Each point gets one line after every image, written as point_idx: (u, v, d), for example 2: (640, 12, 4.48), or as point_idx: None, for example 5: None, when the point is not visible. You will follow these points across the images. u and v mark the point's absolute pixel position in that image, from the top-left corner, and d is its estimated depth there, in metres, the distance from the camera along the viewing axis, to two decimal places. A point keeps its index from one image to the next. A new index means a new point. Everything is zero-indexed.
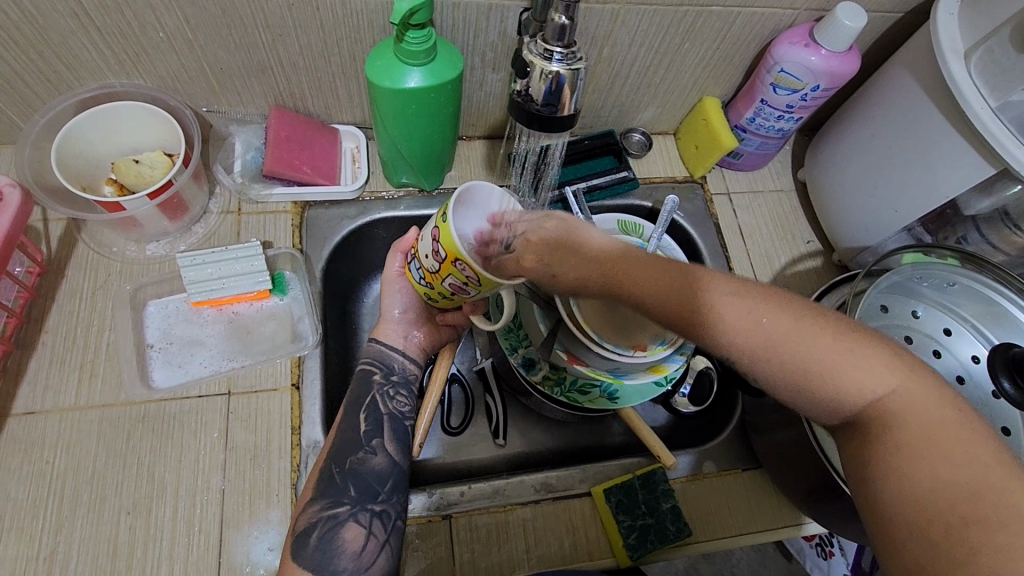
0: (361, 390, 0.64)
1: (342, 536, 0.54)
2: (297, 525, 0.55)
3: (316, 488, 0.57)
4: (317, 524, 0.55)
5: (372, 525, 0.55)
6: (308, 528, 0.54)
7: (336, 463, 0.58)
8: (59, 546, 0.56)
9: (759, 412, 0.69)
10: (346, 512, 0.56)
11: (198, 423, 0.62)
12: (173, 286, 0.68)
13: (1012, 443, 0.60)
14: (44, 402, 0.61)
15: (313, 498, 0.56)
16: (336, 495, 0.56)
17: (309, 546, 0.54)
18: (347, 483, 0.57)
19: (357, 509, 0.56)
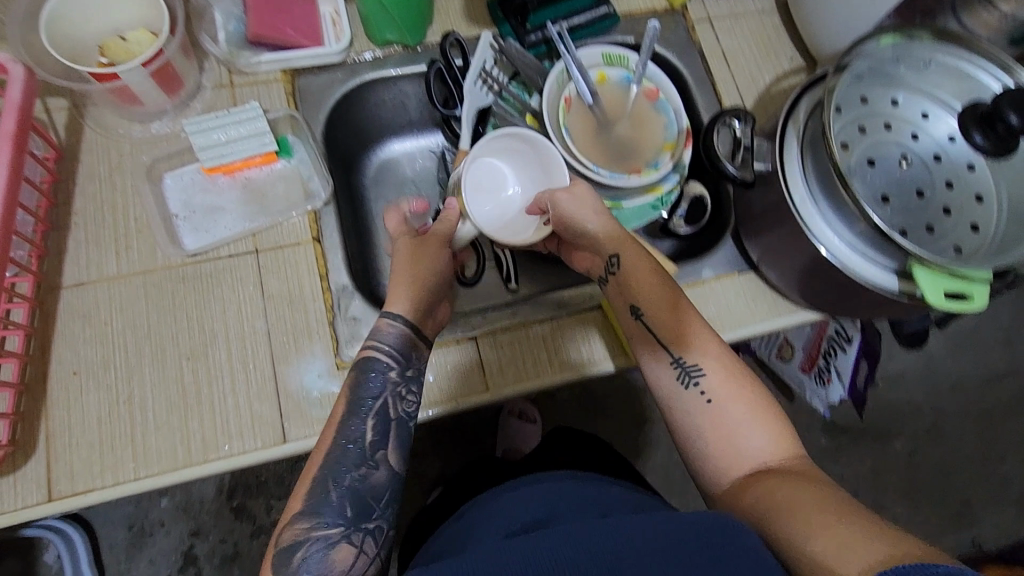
0: (362, 389, 0.58)
1: (332, 557, 0.51)
2: (281, 538, 0.52)
3: (305, 503, 0.53)
4: (304, 544, 0.51)
5: (363, 545, 0.53)
6: (293, 545, 0.51)
7: (331, 481, 0.54)
8: (134, 390, 0.63)
9: (747, 216, 0.74)
10: (339, 534, 0.52)
11: (234, 278, 0.67)
12: (184, 158, 0.71)
13: (984, 207, 0.66)
14: (90, 274, 0.65)
15: (299, 512, 0.53)
16: (330, 513, 0.53)
17: (292, 566, 0.50)
18: (342, 501, 0.54)
19: (351, 529, 0.53)
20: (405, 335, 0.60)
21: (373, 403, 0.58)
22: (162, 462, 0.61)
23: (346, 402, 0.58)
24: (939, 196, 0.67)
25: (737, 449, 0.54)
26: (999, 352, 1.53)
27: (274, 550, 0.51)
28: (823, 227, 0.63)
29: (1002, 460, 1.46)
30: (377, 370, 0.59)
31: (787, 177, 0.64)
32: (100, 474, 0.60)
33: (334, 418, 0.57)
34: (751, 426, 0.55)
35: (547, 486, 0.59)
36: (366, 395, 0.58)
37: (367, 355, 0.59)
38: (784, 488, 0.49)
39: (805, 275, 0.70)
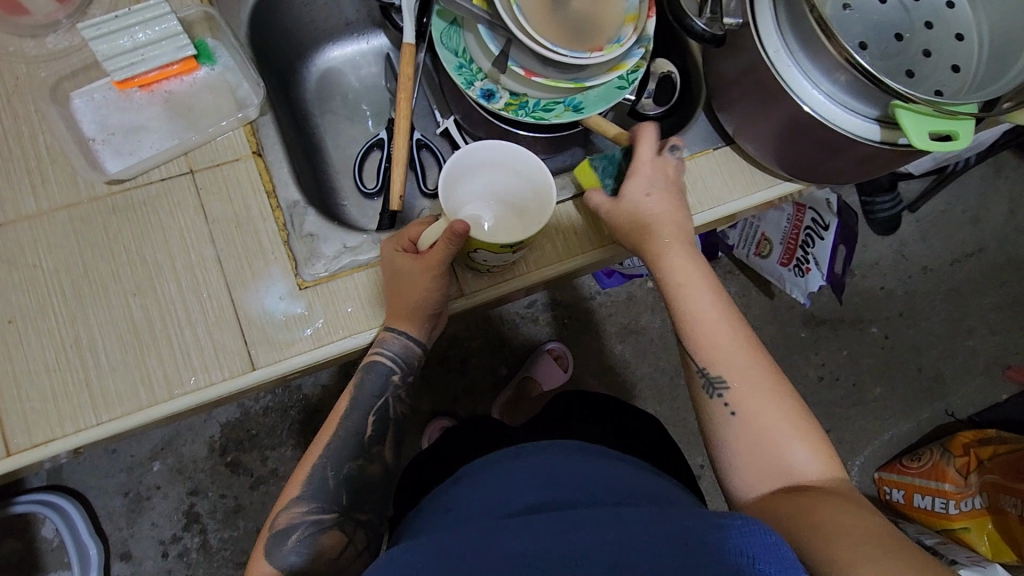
0: (369, 384, 0.60)
1: (321, 540, 0.54)
2: (276, 523, 0.55)
3: (301, 490, 0.56)
4: (297, 527, 0.54)
5: (354, 534, 0.56)
6: (286, 529, 0.54)
7: (330, 467, 0.57)
8: (81, 334, 0.58)
9: (719, 84, 0.69)
10: (331, 519, 0.55)
11: (171, 203, 0.61)
12: (92, 74, 0.63)
13: (965, 46, 0.62)
14: (6, 214, 0.59)
15: (297, 498, 0.55)
16: (325, 501, 0.56)
17: (286, 547, 0.54)
18: (338, 489, 0.56)
19: (343, 517, 0.56)
20: (406, 343, 0.60)
21: (374, 399, 0.60)
22: (124, 404, 0.57)
23: (347, 398, 0.60)
24: (919, 38, 0.63)
25: (772, 455, 0.52)
26: (970, 230, 1.55)
27: (269, 534, 0.55)
28: (801, 79, 0.59)
29: (976, 334, 1.49)
30: (378, 371, 0.60)
31: (759, 27, 0.59)
32: (58, 423, 0.56)
33: (336, 411, 0.60)
34: (794, 437, 0.52)
35: (549, 459, 0.58)
36: (370, 393, 0.60)
37: (370, 359, 0.60)
38: (821, 510, 0.46)
39: (783, 140, 0.66)
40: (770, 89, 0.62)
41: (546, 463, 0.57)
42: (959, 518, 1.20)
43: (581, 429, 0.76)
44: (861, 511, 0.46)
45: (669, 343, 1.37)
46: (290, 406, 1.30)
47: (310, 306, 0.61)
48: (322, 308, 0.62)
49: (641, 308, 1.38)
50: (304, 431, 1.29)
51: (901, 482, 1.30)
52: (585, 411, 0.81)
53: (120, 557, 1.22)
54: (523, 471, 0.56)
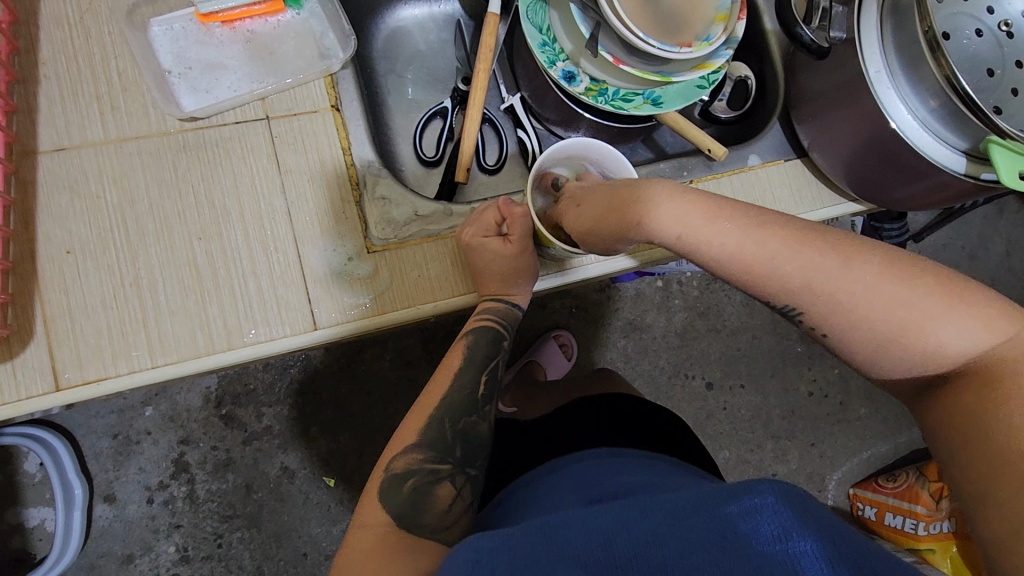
0: (475, 348, 0.63)
1: (437, 492, 0.54)
2: (391, 468, 0.55)
3: (420, 437, 0.57)
4: (415, 472, 0.55)
5: (463, 488, 0.56)
6: (404, 473, 0.55)
7: (448, 420, 0.59)
8: (141, 272, 0.56)
9: (804, 96, 0.69)
10: (446, 471, 0.56)
11: (245, 148, 0.59)
12: (171, 4, 0.60)
13: None
14: (71, 138, 0.56)
15: (413, 445, 0.57)
16: (443, 452, 0.57)
17: (401, 493, 0.54)
18: (453, 442, 0.58)
19: (456, 471, 0.57)
20: (515, 307, 0.64)
21: (486, 360, 0.63)
22: (180, 349, 0.56)
23: (459, 358, 0.62)
24: (1010, 76, 0.63)
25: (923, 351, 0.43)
26: (968, 266, 1.57)
27: (384, 477, 0.55)
28: (895, 100, 0.59)
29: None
30: (489, 334, 0.63)
31: (863, 43, 0.59)
32: (111, 361, 0.54)
33: (448, 372, 0.62)
34: (933, 316, 0.43)
35: (591, 466, 0.60)
36: (480, 355, 0.63)
37: (479, 324, 0.63)
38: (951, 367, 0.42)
39: (861, 161, 0.66)
40: (860, 110, 0.62)
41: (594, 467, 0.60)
42: (925, 539, 1.20)
43: (625, 426, 0.76)
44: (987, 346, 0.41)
45: (672, 343, 1.37)
46: (291, 365, 1.22)
47: (377, 271, 0.60)
48: (389, 275, 0.60)
49: (648, 306, 1.37)
50: (304, 393, 1.22)
51: (874, 500, 1.32)
52: (627, 413, 0.79)
53: (104, 499, 1.15)
54: (572, 476, 0.59)
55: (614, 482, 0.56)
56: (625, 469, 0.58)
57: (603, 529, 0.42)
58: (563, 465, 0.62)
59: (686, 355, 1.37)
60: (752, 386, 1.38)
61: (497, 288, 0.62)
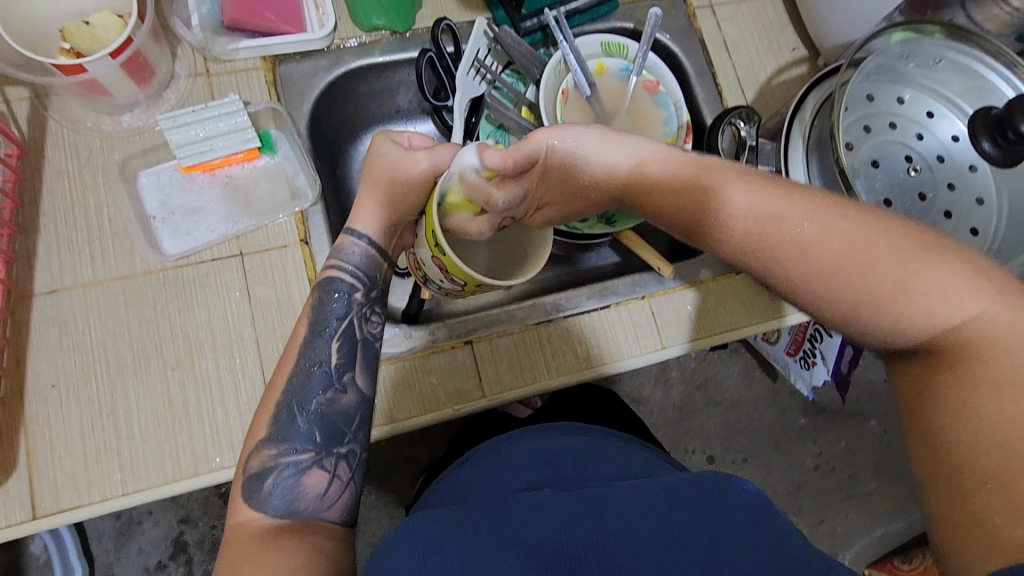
0: (321, 316, 0.58)
1: (304, 482, 0.52)
2: (250, 467, 0.52)
3: (270, 430, 0.54)
4: (273, 471, 0.52)
5: (335, 469, 0.54)
6: (262, 471, 0.52)
7: (296, 400, 0.55)
8: (118, 403, 0.60)
9: None
10: (310, 459, 0.53)
11: (219, 283, 0.64)
12: (160, 155, 0.67)
13: (984, 211, 0.64)
14: (63, 280, 0.62)
15: (266, 438, 0.53)
16: (302, 439, 0.54)
17: (264, 490, 0.51)
18: (312, 428, 0.54)
19: (323, 454, 0.54)
20: (366, 253, 0.61)
21: (337, 325, 0.58)
22: (150, 475, 0.59)
23: (307, 326, 0.58)
24: (941, 200, 0.65)
25: (907, 315, 0.43)
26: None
27: (242, 478, 0.52)
28: None
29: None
30: (340, 294, 0.59)
31: (791, 179, 0.63)
32: (86, 488, 0.58)
33: (295, 343, 0.57)
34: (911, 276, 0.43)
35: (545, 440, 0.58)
36: (330, 316, 0.58)
37: (329, 275, 0.60)
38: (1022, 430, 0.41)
39: None
40: None
41: (552, 446, 0.58)
42: None
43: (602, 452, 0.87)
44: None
45: (669, 417, 1.32)
46: None
47: None
48: None
49: (645, 379, 1.32)
50: None
51: None
52: None
53: None
54: (523, 454, 0.57)
55: (574, 469, 0.54)
56: (572, 443, 0.58)
57: (550, 519, 0.40)
58: (513, 444, 0.59)
59: (685, 429, 1.32)
60: (755, 460, 1.33)
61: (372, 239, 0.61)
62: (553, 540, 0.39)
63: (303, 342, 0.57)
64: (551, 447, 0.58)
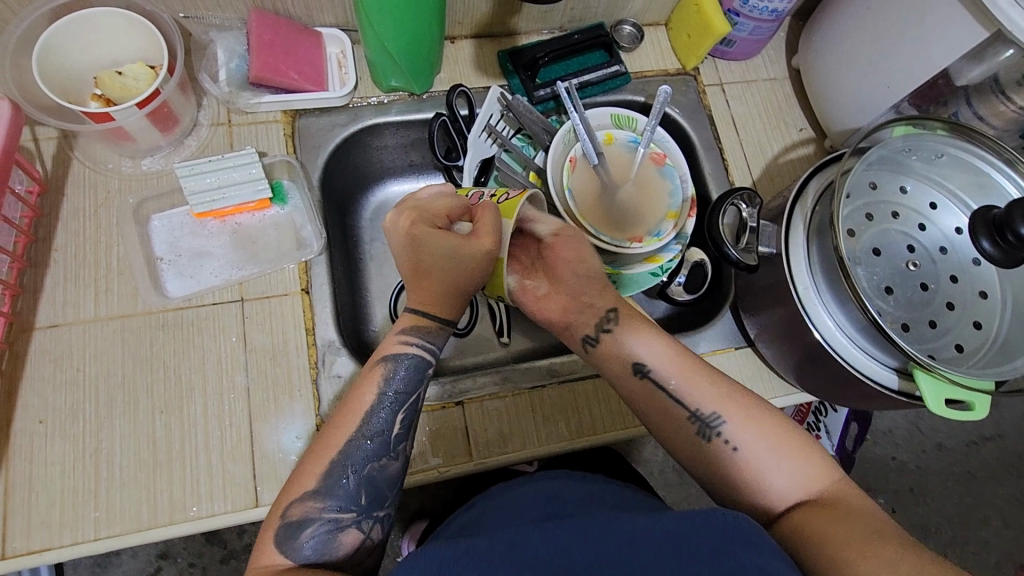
0: (385, 382, 0.56)
1: (340, 539, 0.51)
2: (287, 515, 0.50)
3: (314, 484, 0.52)
4: (312, 523, 0.50)
5: (372, 531, 0.53)
6: (301, 522, 0.50)
7: (349, 468, 0.52)
8: (102, 443, 0.60)
9: (749, 291, 0.73)
10: (350, 519, 0.52)
11: (217, 328, 0.65)
12: (174, 200, 0.69)
13: (988, 306, 0.63)
14: (65, 315, 0.63)
15: (313, 492, 0.51)
16: (346, 500, 0.52)
17: (298, 541, 0.50)
18: (356, 489, 0.52)
19: (362, 516, 0.52)
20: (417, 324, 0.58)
21: (402, 395, 0.56)
22: (126, 521, 0.58)
23: (372, 392, 0.55)
24: (944, 291, 0.64)
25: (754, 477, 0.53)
26: (1008, 411, 1.34)
27: (277, 523, 0.50)
28: (823, 315, 0.62)
29: (989, 528, 1.31)
30: (408, 363, 0.57)
31: (792, 262, 0.63)
32: (60, 530, 0.57)
33: (359, 407, 0.55)
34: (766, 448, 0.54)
35: (553, 485, 0.63)
36: (395, 386, 0.56)
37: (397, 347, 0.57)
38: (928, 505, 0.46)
39: (803, 361, 0.68)
40: (795, 319, 0.65)
41: (561, 488, 0.62)
42: None
43: None
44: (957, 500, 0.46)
45: (669, 480, 1.27)
46: None
47: None
48: None
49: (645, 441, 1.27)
50: None
51: None
52: None
53: None
54: (524, 499, 0.60)
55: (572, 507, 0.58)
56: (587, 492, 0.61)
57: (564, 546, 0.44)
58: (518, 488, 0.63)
59: (684, 495, 1.26)
60: None
61: (428, 310, 0.58)
62: (562, 565, 0.43)
63: (365, 403, 0.55)
64: (568, 491, 0.62)
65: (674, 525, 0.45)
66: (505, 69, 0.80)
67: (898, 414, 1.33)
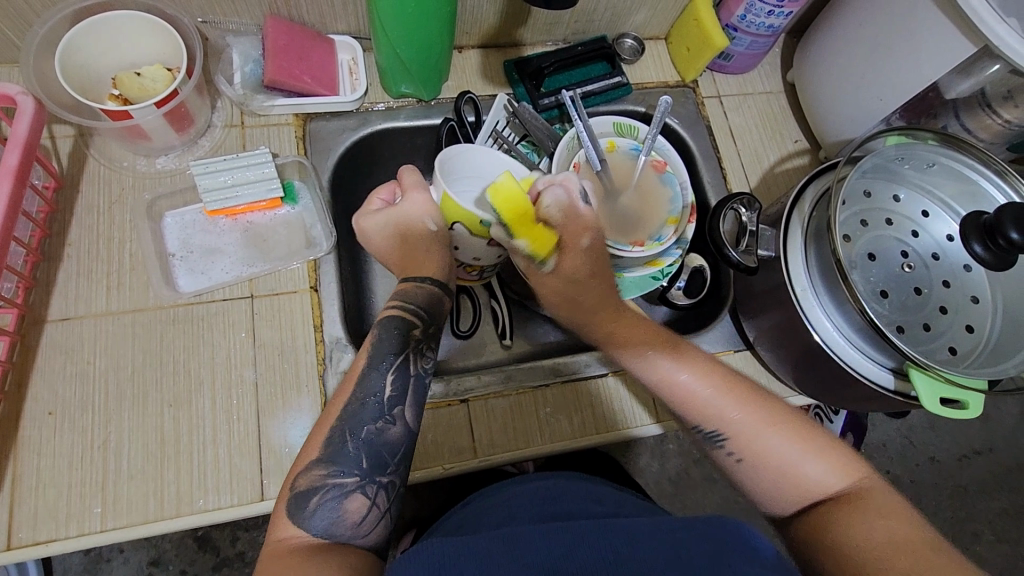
0: (382, 343, 0.58)
1: (346, 507, 0.51)
2: (296, 484, 0.51)
3: (320, 451, 0.52)
4: (320, 490, 0.51)
5: (377, 498, 0.52)
6: (308, 490, 0.51)
7: (347, 430, 0.53)
8: (111, 435, 0.60)
9: (748, 296, 0.75)
10: (353, 484, 0.51)
11: (226, 324, 0.66)
12: (186, 198, 0.70)
13: (980, 310, 0.65)
14: (78, 309, 0.64)
15: (316, 459, 0.52)
16: (345, 464, 0.52)
17: (307, 510, 0.50)
18: (359, 454, 0.53)
19: (365, 481, 0.52)
20: (427, 291, 0.61)
21: (394, 357, 0.57)
22: (132, 513, 0.59)
23: (367, 355, 0.57)
24: (937, 295, 0.66)
25: (796, 484, 0.53)
26: (999, 425, 1.36)
27: (288, 494, 0.51)
28: (822, 317, 0.64)
29: (981, 540, 1.32)
30: (398, 322, 0.59)
31: (790, 267, 0.65)
32: (66, 522, 0.57)
33: (354, 371, 0.57)
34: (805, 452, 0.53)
35: (549, 485, 0.64)
36: (386, 348, 0.58)
37: (390, 310, 0.60)
38: (847, 528, 0.48)
39: (801, 364, 0.70)
40: (794, 322, 0.67)
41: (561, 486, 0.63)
42: None
43: None
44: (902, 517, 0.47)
45: (665, 490, 1.27)
46: None
47: None
48: None
49: (642, 449, 1.28)
50: None
51: None
52: None
53: None
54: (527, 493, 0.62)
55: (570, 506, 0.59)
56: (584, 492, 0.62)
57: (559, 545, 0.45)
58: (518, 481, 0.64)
59: (682, 505, 1.27)
60: None
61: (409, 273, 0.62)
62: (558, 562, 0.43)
63: (359, 369, 0.57)
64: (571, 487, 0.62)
65: (672, 533, 0.46)
66: (510, 78, 0.83)
67: (891, 427, 1.34)
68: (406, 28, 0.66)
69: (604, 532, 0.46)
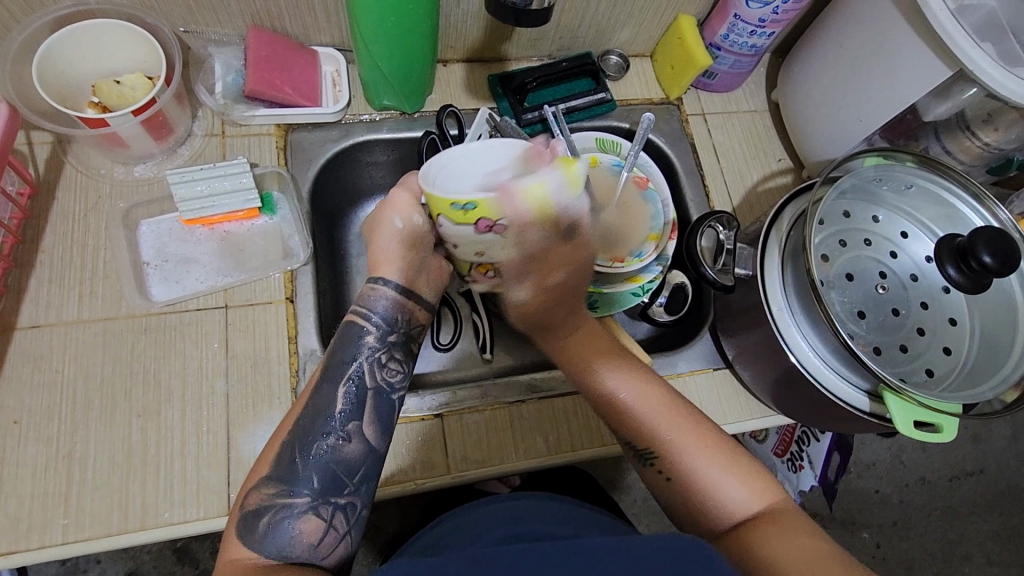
0: (342, 357, 0.57)
1: (298, 528, 0.50)
2: (247, 504, 0.51)
3: (275, 472, 0.52)
4: (270, 511, 0.50)
5: (333, 519, 0.51)
6: (259, 510, 0.50)
7: (298, 447, 0.53)
8: (76, 446, 0.60)
9: (727, 314, 0.74)
10: (305, 504, 0.51)
11: (199, 334, 0.65)
12: (163, 206, 0.70)
13: (958, 332, 0.65)
14: (48, 316, 0.63)
15: (266, 478, 0.52)
16: (296, 483, 0.51)
17: (256, 531, 0.49)
18: (313, 474, 0.52)
19: (319, 501, 0.51)
20: (394, 301, 0.60)
21: (353, 371, 0.57)
22: (95, 526, 0.57)
23: (323, 370, 0.57)
24: (914, 317, 0.66)
25: (718, 503, 0.56)
26: (987, 446, 1.36)
27: (239, 514, 0.50)
28: (798, 338, 0.64)
29: (971, 562, 1.31)
30: (358, 335, 0.58)
31: (767, 287, 0.65)
32: (25, 534, 0.56)
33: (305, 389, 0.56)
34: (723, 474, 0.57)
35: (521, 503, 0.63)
36: (345, 361, 0.57)
37: (348, 322, 0.59)
38: (766, 546, 0.51)
39: (779, 384, 0.69)
40: (771, 342, 0.66)
41: (534, 506, 0.62)
42: None
43: None
44: (822, 543, 0.50)
45: (652, 507, 1.26)
46: None
47: None
48: None
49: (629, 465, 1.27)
50: None
51: None
52: None
53: None
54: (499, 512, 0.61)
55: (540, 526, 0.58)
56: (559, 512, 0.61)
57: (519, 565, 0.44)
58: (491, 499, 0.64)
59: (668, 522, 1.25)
60: None
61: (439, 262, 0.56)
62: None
63: (313, 389, 0.56)
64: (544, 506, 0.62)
65: (636, 552, 0.45)
66: (494, 93, 0.83)
67: (880, 447, 1.33)
68: (387, 42, 0.66)
69: (569, 551, 0.45)
